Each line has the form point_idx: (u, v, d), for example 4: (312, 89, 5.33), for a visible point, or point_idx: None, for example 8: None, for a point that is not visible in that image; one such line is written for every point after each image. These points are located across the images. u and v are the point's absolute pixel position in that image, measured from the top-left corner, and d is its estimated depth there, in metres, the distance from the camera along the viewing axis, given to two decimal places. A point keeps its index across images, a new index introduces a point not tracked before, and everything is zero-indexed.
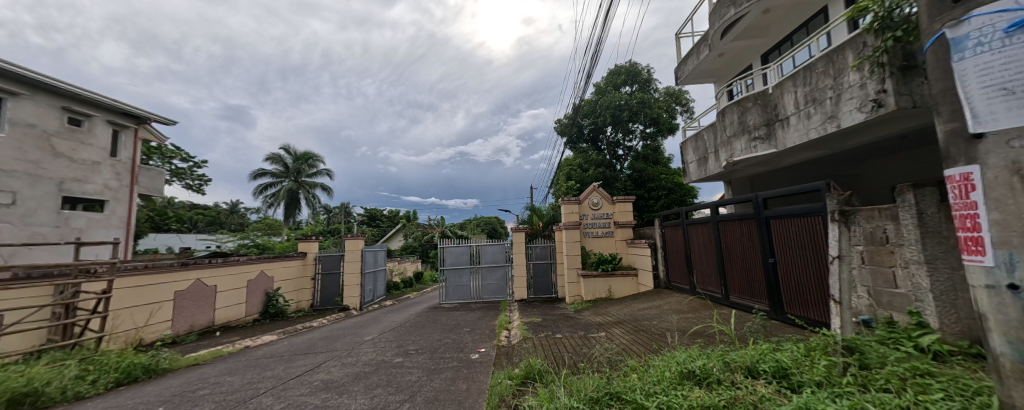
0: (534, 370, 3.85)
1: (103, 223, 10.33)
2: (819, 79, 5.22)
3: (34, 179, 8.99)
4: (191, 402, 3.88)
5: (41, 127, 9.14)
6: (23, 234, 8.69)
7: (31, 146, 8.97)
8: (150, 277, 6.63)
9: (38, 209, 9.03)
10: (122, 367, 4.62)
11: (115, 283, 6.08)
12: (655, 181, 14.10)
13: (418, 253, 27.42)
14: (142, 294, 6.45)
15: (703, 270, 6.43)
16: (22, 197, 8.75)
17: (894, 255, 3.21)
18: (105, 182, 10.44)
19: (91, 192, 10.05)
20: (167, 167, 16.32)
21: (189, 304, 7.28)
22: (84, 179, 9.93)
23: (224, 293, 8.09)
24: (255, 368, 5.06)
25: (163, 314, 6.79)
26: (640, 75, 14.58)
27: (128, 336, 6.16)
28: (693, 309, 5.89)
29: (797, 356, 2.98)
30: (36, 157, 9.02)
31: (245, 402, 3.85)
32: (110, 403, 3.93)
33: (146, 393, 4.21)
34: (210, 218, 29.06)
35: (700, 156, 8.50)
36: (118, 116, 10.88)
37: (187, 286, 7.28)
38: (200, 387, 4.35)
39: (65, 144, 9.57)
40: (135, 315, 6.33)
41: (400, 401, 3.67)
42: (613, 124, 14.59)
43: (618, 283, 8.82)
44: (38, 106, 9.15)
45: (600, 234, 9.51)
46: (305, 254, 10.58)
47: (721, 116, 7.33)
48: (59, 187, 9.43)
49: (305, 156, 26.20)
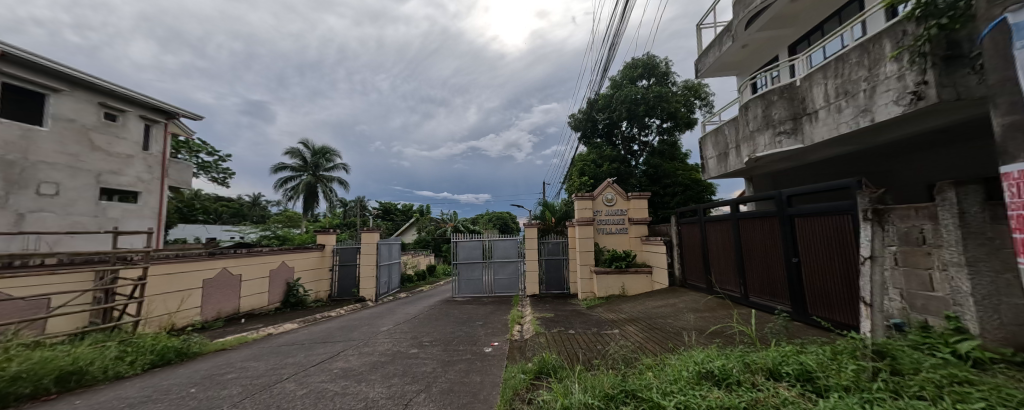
0: (548, 365, 3.85)
1: (136, 213, 10.71)
2: (852, 71, 4.98)
3: (74, 171, 9.40)
4: (219, 385, 4.00)
5: (81, 122, 9.53)
6: (65, 223, 9.15)
7: (71, 139, 9.38)
8: (181, 266, 6.84)
9: (78, 199, 9.44)
10: (157, 350, 4.78)
11: (151, 271, 6.31)
12: (671, 177, 13.80)
13: (431, 247, 27.56)
14: (173, 281, 6.67)
15: (721, 268, 6.25)
16: (64, 188, 9.20)
17: (931, 257, 3.04)
18: (137, 174, 10.79)
19: (125, 184, 10.42)
20: (194, 161, 16.90)
21: (216, 292, 7.50)
22: (119, 171, 10.31)
23: (248, 282, 8.31)
24: (276, 355, 5.16)
25: (192, 300, 7.02)
26: (658, 68, 14.21)
27: (161, 321, 6.40)
28: (710, 307, 5.77)
29: (823, 359, 2.90)
30: (76, 150, 9.45)
31: (269, 386, 3.93)
32: (147, 383, 4.10)
33: (179, 375, 4.36)
34: (234, 211, 29.89)
35: (720, 151, 8.23)
36: (153, 112, 11.26)
37: (215, 274, 7.50)
38: (227, 371, 4.46)
39: (101, 137, 9.94)
40: (167, 302, 6.54)
41: (416, 391, 3.70)
42: (628, 118, 14.32)
43: (631, 280, 8.73)
44: (78, 102, 9.53)
45: (613, 230, 9.41)
46: (323, 246, 10.76)
47: (743, 110, 7.03)
48: (97, 178, 9.82)
49: (323, 150, 26.64)
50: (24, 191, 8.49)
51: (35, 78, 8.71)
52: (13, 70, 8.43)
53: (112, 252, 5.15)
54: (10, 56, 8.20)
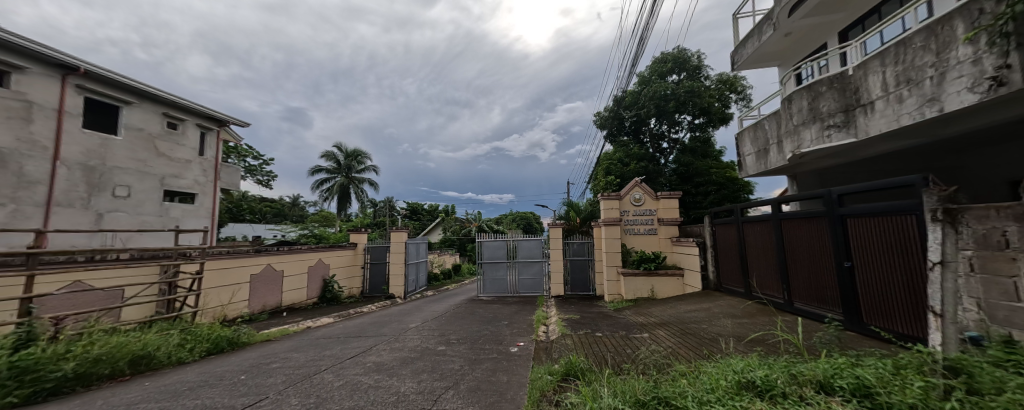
0: (575, 367, 3.73)
1: (194, 213, 11.44)
2: (916, 56, 4.54)
3: (143, 175, 10.22)
4: (266, 373, 4.14)
5: (148, 130, 10.34)
6: (135, 222, 9.96)
7: (141, 147, 10.21)
8: (232, 262, 7.22)
9: (145, 201, 10.24)
10: (211, 339, 5.08)
11: (207, 265, 6.67)
12: (703, 175, 13.23)
13: (456, 246, 27.81)
14: (225, 276, 7.02)
15: (761, 272, 5.89)
16: (135, 190, 10.04)
17: (1018, 263, 2.69)
18: (195, 178, 11.58)
19: (185, 186, 11.23)
20: (243, 165, 17.89)
21: (261, 287, 7.85)
22: (180, 175, 11.11)
23: (290, 277, 8.66)
24: (315, 348, 5.31)
25: (242, 294, 7.38)
26: (689, 62, 13.65)
27: (215, 312, 6.75)
28: (748, 314, 5.43)
29: (884, 374, 2.62)
30: (144, 156, 10.26)
31: (309, 377, 4.03)
32: (204, 369, 4.34)
33: (230, 362, 4.57)
34: (275, 210, 31.49)
35: (759, 148, 7.78)
36: (208, 121, 12.00)
37: (260, 270, 7.85)
38: (272, 361, 4.61)
39: (165, 144, 10.74)
40: (220, 294, 6.91)
41: (445, 388, 3.67)
42: (657, 115, 13.87)
43: (661, 283, 8.42)
44: (145, 113, 10.31)
45: (641, 231, 9.11)
46: (355, 245, 11.06)
47: (786, 103, 6.60)
48: (162, 181, 10.63)
49: (355, 153, 27.55)
50: (102, 193, 9.33)
51: (111, 92, 9.51)
52: (93, 85, 9.30)
53: (173, 248, 5.48)
54: (91, 73, 9.08)
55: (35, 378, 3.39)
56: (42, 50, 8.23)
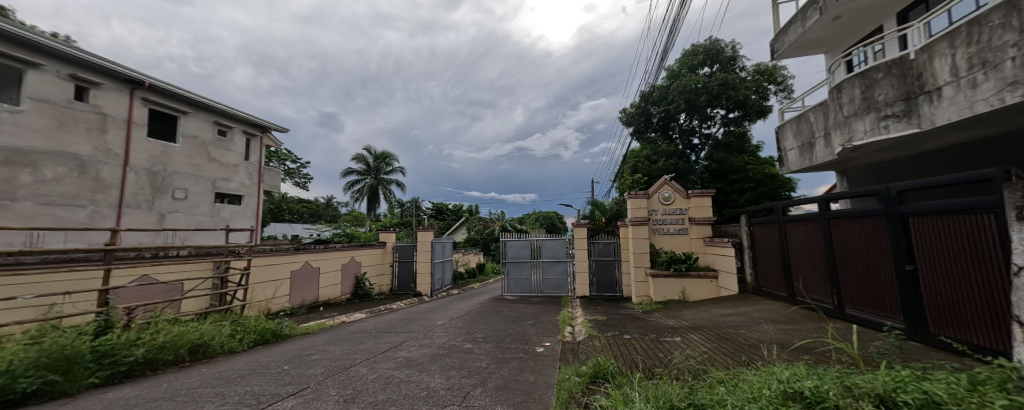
0: (604, 370, 3.59)
1: (240, 213, 12.87)
2: (994, 35, 4.09)
3: (197, 179, 11.54)
4: (306, 364, 4.25)
5: (201, 137, 11.63)
6: (192, 221, 11.32)
7: (197, 153, 11.51)
8: (276, 258, 7.57)
9: (199, 203, 11.58)
10: (258, 330, 5.32)
11: (253, 262, 7.03)
12: (739, 172, 12.57)
13: (480, 246, 27.98)
14: (269, 272, 7.36)
15: (806, 274, 5.52)
16: (191, 193, 11.34)
17: None
18: (242, 181, 12.96)
19: (233, 189, 12.59)
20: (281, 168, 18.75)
21: (300, 283, 8.16)
22: (229, 178, 12.48)
23: (326, 274, 8.95)
24: (350, 341, 5.43)
25: (284, 289, 7.70)
26: (723, 53, 13.03)
27: (260, 306, 7.10)
28: (792, 319, 5.09)
29: (957, 390, 2.33)
30: (199, 162, 11.57)
31: (345, 369, 4.10)
32: (252, 358, 4.54)
33: (275, 353, 4.74)
34: (311, 211, 32.89)
35: (803, 141, 7.31)
36: (249, 127, 13.29)
37: (300, 266, 8.15)
38: (312, 353, 4.75)
39: (216, 150, 12.08)
40: (264, 289, 7.26)
41: (473, 385, 3.62)
42: (687, 110, 13.35)
43: (693, 285, 8.07)
44: (199, 121, 11.56)
45: (671, 231, 8.77)
46: (384, 243, 11.29)
47: (835, 93, 6.14)
48: (213, 184, 11.96)
49: (383, 155, 28.28)
50: (164, 195, 10.60)
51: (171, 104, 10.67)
52: (155, 96, 10.43)
53: (224, 246, 5.80)
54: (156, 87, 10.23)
55: (113, 361, 3.75)
56: (127, 73, 9.51)
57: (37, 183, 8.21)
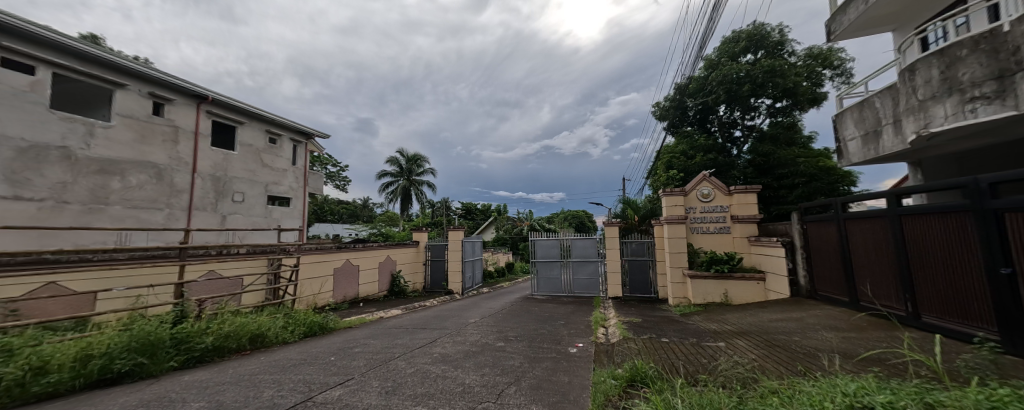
0: (642, 373, 3.41)
1: (289, 214, 13.87)
2: None
3: (252, 183, 12.60)
4: (350, 356, 4.38)
5: (254, 145, 12.71)
6: (248, 221, 12.41)
7: (252, 160, 12.62)
8: (323, 255, 7.92)
9: (254, 205, 12.62)
10: (307, 322, 5.55)
11: (303, 259, 7.41)
12: (788, 166, 11.64)
13: (509, 245, 28.04)
14: (316, 268, 7.71)
15: (871, 277, 5.04)
16: (247, 196, 12.42)
17: None
18: (290, 184, 13.97)
19: (282, 192, 13.62)
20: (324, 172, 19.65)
21: (343, 279, 8.48)
22: (278, 182, 13.50)
23: (365, 271, 9.26)
24: (388, 336, 5.56)
25: (328, 285, 8.03)
26: (769, 38, 12.21)
27: (309, 300, 7.45)
28: (856, 327, 4.64)
29: None
30: (253, 168, 12.63)
31: (385, 362, 4.17)
32: (304, 348, 4.75)
33: (322, 345, 4.92)
34: (349, 211, 34.31)
35: (866, 130, 6.70)
36: (296, 134, 14.28)
37: (342, 263, 8.47)
38: (355, 345, 4.89)
39: (267, 157, 13.17)
40: (312, 285, 7.62)
41: (506, 383, 3.56)
42: (728, 101, 12.63)
43: (736, 287, 7.60)
44: (253, 130, 12.67)
45: (710, 230, 8.32)
46: (417, 242, 11.52)
47: (906, 75, 5.55)
48: (265, 188, 13.03)
49: (416, 157, 28.99)
50: (225, 199, 11.72)
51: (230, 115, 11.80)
52: (216, 109, 11.55)
53: (277, 244, 6.12)
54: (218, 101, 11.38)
55: (188, 347, 4.08)
56: (194, 88, 10.71)
57: (125, 189, 9.39)
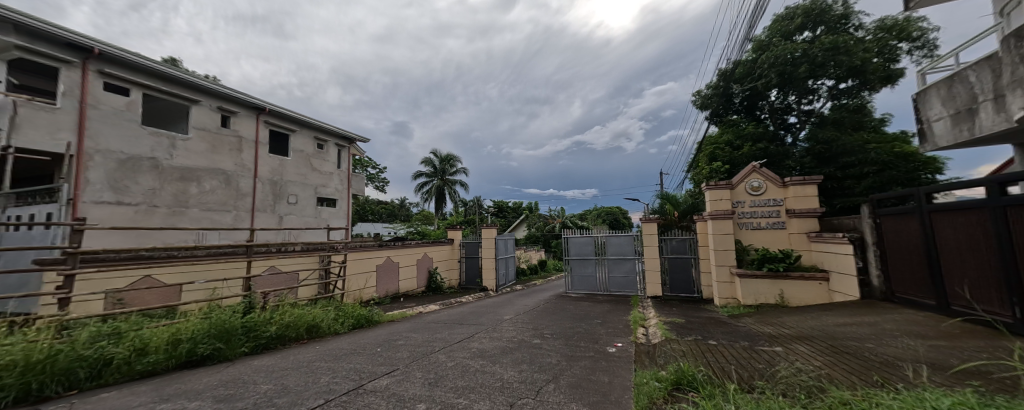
0: (689, 376, 3.18)
1: (335, 214, 14.52)
2: None
3: (304, 185, 13.32)
4: (395, 348, 4.45)
5: (305, 150, 13.45)
6: (302, 221, 13.13)
7: (303, 164, 13.35)
8: (367, 252, 8.22)
9: (306, 206, 13.35)
10: (355, 315, 5.76)
11: (350, 255, 7.73)
12: (854, 154, 10.53)
13: (541, 243, 27.87)
14: (362, 264, 8.01)
15: (963, 277, 4.44)
16: (300, 198, 13.16)
17: None
18: (336, 187, 14.63)
19: (330, 193, 14.30)
20: (365, 174, 20.47)
21: (385, 275, 8.76)
22: (326, 185, 14.20)
23: (405, 267, 9.51)
24: (428, 330, 5.63)
25: (372, 280, 8.32)
26: (830, 12, 11.15)
27: (355, 295, 7.76)
28: (946, 334, 4.09)
29: None
30: (303, 172, 13.33)
31: (426, 355, 4.19)
32: (354, 339, 4.91)
33: (369, 336, 5.07)
34: (387, 210, 35.54)
35: (955, 109, 5.93)
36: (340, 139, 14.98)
37: (384, 260, 8.75)
38: (398, 338, 4.99)
39: (316, 161, 13.87)
40: (358, 280, 7.93)
41: (546, 380, 3.45)
42: (781, 85, 11.66)
43: (793, 288, 7.02)
44: (303, 137, 13.42)
45: (762, 225, 7.72)
46: (452, 240, 11.67)
47: (1012, 42, 4.81)
48: (315, 190, 13.72)
49: (449, 157, 29.52)
50: (282, 201, 12.47)
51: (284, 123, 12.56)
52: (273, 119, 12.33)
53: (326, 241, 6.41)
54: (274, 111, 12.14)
55: (256, 334, 4.33)
56: (255, 102, 11.53)
57: (201, 193, 10.25)
